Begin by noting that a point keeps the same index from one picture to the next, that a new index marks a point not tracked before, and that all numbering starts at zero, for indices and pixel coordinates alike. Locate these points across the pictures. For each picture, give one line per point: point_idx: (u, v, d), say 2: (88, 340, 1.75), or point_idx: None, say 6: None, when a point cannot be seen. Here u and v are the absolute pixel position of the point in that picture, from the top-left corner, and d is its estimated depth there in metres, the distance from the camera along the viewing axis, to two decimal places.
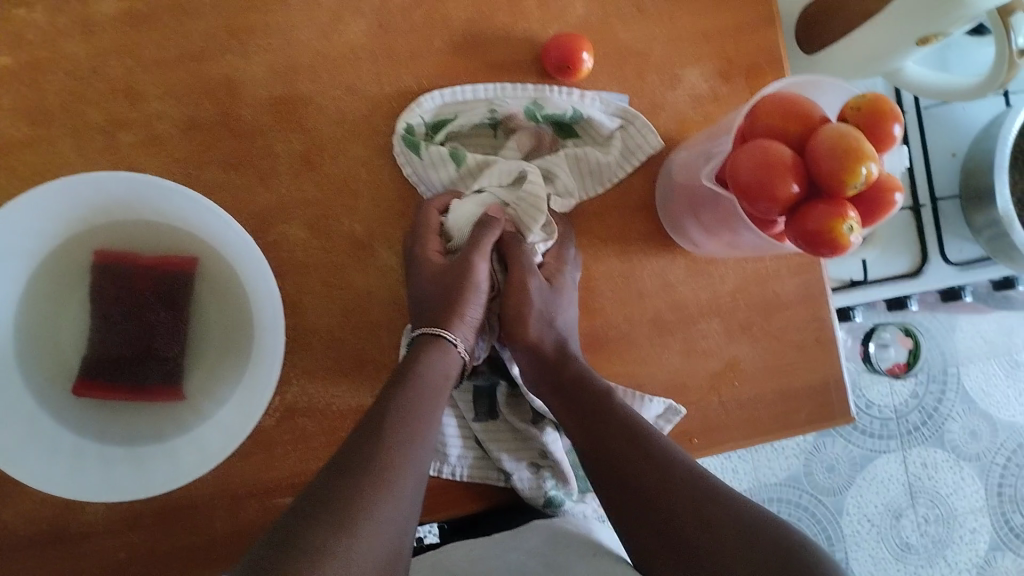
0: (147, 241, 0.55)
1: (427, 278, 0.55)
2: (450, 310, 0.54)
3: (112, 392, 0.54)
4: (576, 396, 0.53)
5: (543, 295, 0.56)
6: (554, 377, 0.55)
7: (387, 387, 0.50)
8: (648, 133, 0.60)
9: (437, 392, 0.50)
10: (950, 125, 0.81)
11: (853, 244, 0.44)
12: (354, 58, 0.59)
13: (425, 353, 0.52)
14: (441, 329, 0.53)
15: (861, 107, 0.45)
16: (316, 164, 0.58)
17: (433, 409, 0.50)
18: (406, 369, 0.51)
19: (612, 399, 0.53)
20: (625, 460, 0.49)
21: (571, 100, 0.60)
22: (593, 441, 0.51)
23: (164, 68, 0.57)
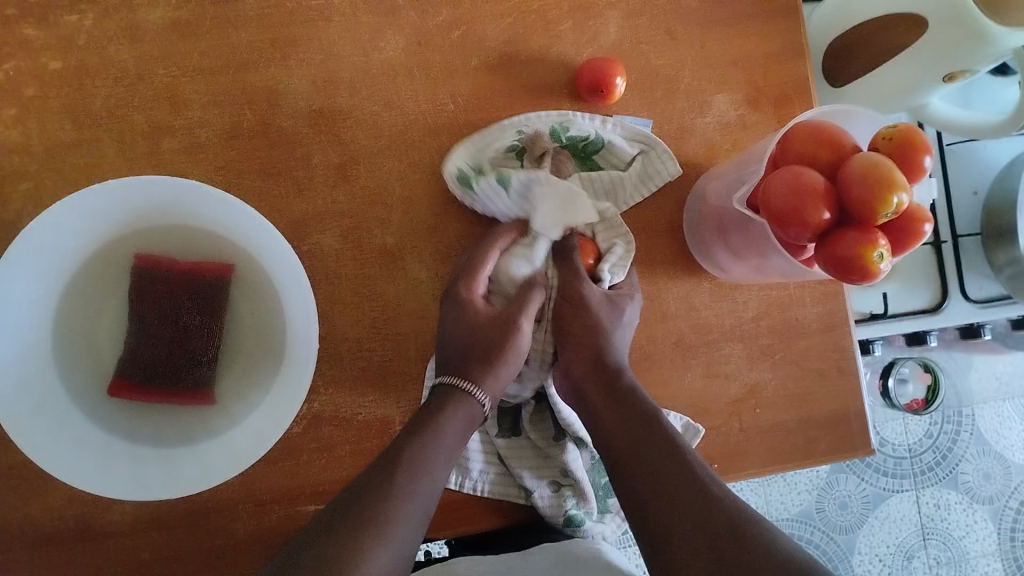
0: (185, 246, 0.57)
1: (457, 330, 0.55)
2: (478, 365, 0.54)
3: (144, 393, 0.55)
4: (623, 408, 0.53)
5: (603, 307, 0.56)
6: (607, 386, 0.55)
7: (403, 436, 0.51)
8: (667, 159, 0.60)
9: (449, 449, 0.51)
10: (972, 163, 0.81)
11: (883, 272, 0.44)
12: (392, 74, 0.60)
13: (443, 406, 0.53)
14: (464, 380, 0.54)
15: (893, 138, 0.46)
16: (352, 176, 0.59)
17: (442, 462, 0.50)
18: (423, 421, 0.51)
19: (660, 420, 0.52)
20: (659, 474, 0.49)
21: (594, 126, 0.60)
22: (633, 454, 0.51)
23: (208, 77, 0.59)
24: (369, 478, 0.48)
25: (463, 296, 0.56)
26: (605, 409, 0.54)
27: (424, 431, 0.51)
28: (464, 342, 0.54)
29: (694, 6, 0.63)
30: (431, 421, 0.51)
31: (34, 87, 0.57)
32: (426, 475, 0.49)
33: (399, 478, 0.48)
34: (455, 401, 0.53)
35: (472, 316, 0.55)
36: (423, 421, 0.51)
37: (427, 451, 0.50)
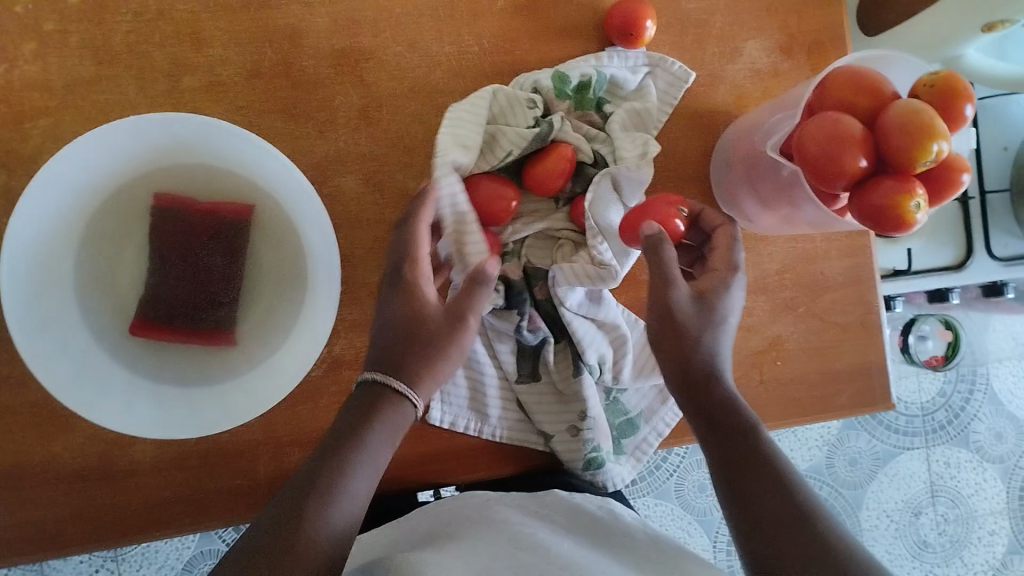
0: (204, 184, 0.56)
1: (393, 312, 0.52)
2: (415, 362, 0.51)
3: (165, 333, 0.55)
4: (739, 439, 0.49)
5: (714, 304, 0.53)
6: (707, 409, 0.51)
7: (327, 449, 0.47)
8: (675, 68, 0.59)
9: (364, 473, 0.47)
10: (1005, 117, 0.79)
11: (919, 222, 0.44)
12: (417, 14, 0.59)
13: (370, 422, 0.49)
14: (405, 389, 0.50)
15: (935, 84, 0.44)
16: (374, 118, 0.58)
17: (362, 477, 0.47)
18: (345, 433, 0.48)
19: (738, 406, 0.51)
20: (738, 462, 0.48)
21: (593, 64, 0.59)
22: (719, 447, 0.49)
23: (230, 13, 0.57)
24: (284, 504, 0.44)
25: (408, 280, 0.52)
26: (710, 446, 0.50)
27: (342, 449, 0.47)
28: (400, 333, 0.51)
29: None
30: (351, 445, 0.47)
31: (52, 21, 0.56)
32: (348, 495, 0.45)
33: (322, 507, 0.44)
34: (390, 405, 0.50)
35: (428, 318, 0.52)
36: (346, 430, 0.48)
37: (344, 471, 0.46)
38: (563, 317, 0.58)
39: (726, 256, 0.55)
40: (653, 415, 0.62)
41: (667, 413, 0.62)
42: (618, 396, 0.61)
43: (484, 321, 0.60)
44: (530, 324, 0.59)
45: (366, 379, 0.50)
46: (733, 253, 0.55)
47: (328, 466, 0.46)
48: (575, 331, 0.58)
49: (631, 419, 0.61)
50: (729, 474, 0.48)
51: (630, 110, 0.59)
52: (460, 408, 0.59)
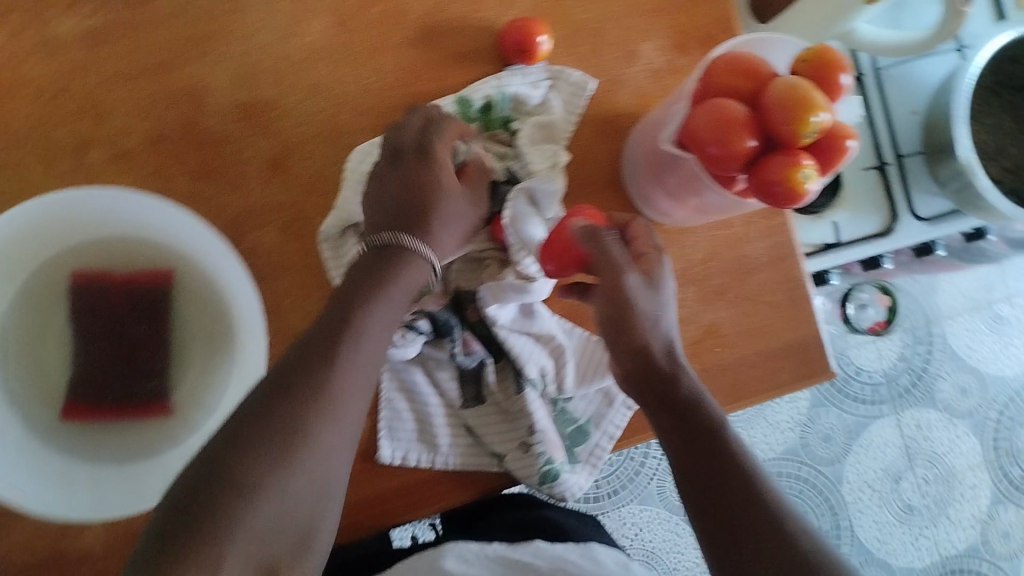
0: (121, 258, 0.56)
1: (391, 180, 0.53)
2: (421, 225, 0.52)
3: (99, 412, 0.54)
4: (692, 429, 0.49)
5: (643, 290, 0.50)
6: (666, 398, 0.50)
7: (344, 292, 0.48)
8: (575, 76, 0.61)
9: (359, 392, 0.45)
10: (911, 81, 0.81)
11: (813, 192, 0.44)
12: (314, 59, 0.60)
13: (384, 279, 0.49)
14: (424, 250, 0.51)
15: (808, 59, 0.46)
16: (286, 166, 0.59)
17: (362, 349, 0.46)
18: (358, 281, 0.48)
19: (701, 403, 0.50)
20: (710, 470, 0.47)
21: (493, 83, 0.60)
22: (688, 448, 0.48)
23: (128, 83, 0.58)
24: (266, 389, 0.43)
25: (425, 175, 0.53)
26: (670, 435, 0.49)
27: (344, 335, 0.46)
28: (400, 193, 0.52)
29: None
30: (354, 322, 0.47)
31: None
32: (345, 378, 0.44)
33: (309, 420, 0.42)
34: (408, 265, 0.50)
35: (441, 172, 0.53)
36: (363, 281, 0.48)
37: (341, 369, 0.45)
38: (497, 334, 0.59)
39: (647, 239, 0.53)
40: (603, 419, 0.61)
41: (616, 415, 0.61)
42: (566, 406, 0.61)
43: (420, 351, 0.60)
44: (465, 347, 0.60)
45: (386, 241, 0.51)
46: (655, 238, 0.53)
47: (319, 359, 0.44)
48: (512, 347, 0.59)
49: (581, 426, 0.61)
50: (702, 487, 0.47)
51: (535, 123, 0.60)
52: (409, 442, 0.59)
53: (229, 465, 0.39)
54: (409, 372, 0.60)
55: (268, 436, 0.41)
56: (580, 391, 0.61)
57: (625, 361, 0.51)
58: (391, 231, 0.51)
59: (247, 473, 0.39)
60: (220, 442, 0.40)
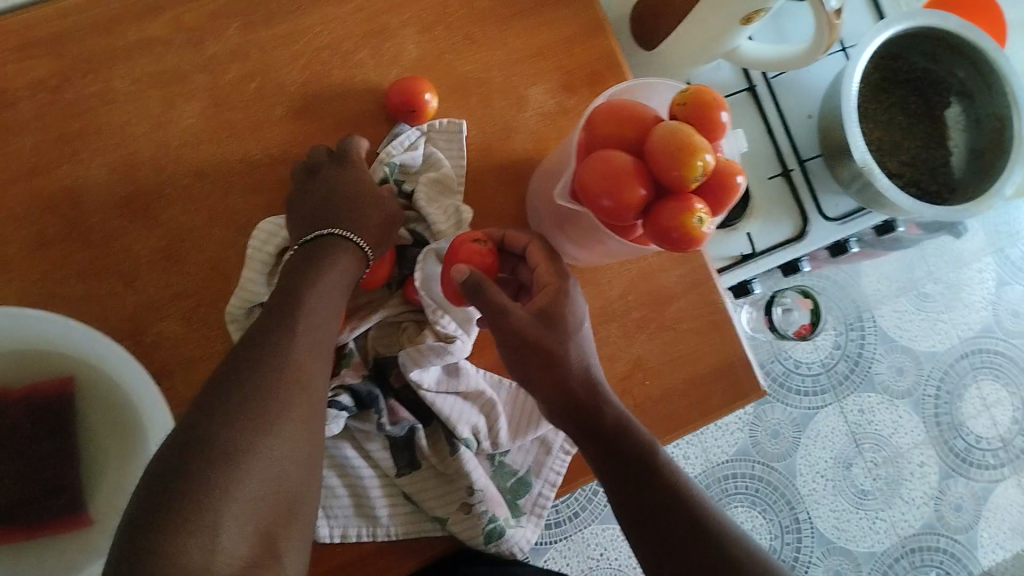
0: (15, 373, 0.53)
1: (313, 195, 0.55)
2: (348, 219, 0.54)
3: (11, 535, 0.51)
4: (621, 443, 0.49)
5: (579, 309, 0.53)
6: (589, 424, 0.50)
7: (288, 271, 0.51)
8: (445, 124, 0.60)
9: (314, 363, 0.47)
10: (803, 88, 0.82)
11: (708, 234, 0.45)
12: (198, 140, 0.58)
13: (322, 262, 0.52)
14: (349, 234, 0.53)
15: (687, 102, 0.46)
16: (180, 255, 0.56)
17: (317, 338, 0.48)
18: (306, 260, 0.52)
19: (628, 426, 0.50)
20: (643, 491, 0.48)
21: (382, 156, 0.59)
22: (622, 473, 0.48)
23: (1, 192, 0.55)
24: (225, 375, 0.44)
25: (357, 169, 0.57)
26: (593, 454, 0.50)
27: (294, 320, 0.48)
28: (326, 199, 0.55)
29: (486, 5, 0.62)
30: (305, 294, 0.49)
31: None
32: (304, 368, 0.46)
33: (272, 386, 0.44)
34: (340, 252, 0.53)
35: (360, 173, 0.57)
36: (309, 263, 0.52)
37: (296, 350, 0.46)
38: (425, 399, 0.57)
39: (549, 264, 0.53)
40: (542, 467, 0.61)
41: (555, 462, 0.61)
42: (504, 459, 0.61)
43: (347, 425, 0.58)
44: (392, 416, 0.58)
45: (317, 235, 0.53)
46: (557, 265, 0.53)
47: (275, 336, 0.46)
48: (439, 408, 0.57)
49: (521, 477, 0.60)
50: (639, 508, 0.47)
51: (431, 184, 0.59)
52: (347, 518, 0.57)
53: (211, 434, 0.41)
54: (339, 447, 0.58)
55: (237, 414, 0.42)
56: (517, 443, 0.60)
57: (545, 394, 0.52)
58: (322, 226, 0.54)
59: (228, 448, 0.40)
60: (191, 428, 0.41)
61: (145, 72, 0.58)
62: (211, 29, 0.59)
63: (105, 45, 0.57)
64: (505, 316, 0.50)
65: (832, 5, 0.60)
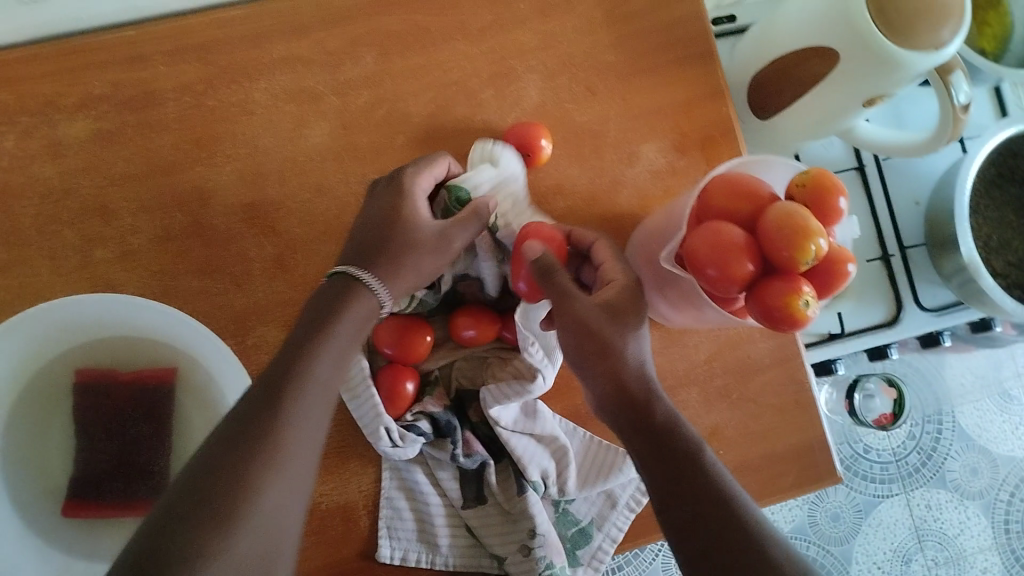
0: (126, 358, 0.57)
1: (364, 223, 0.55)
2: (374, 252, 0.54)
3: (96, 509, 0.54)
4: (665, 450, 0.47)
5: (636, 322, 0.52)
6: (639, 424, 0.48)
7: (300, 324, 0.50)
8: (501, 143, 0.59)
9: (312, 425, 0.46)
10: (913, 174, 0.81)
11: (811, 318, 0.44)
12: (320, 160, 0.61)
13: (334, 313, 0.50)
14: (361, 270, 0.53)
15: (806, 184, 0.46)
16: (291, 265, 0.59)
17: (321, 393, 0.47)
18: (320, 312, 0.50)
19: (676, 426, 0.48)
20: (682, 491, 0.45)
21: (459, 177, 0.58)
22: (663, 471, 0.47)
23: (136, 184, 0.59)
24: (222, 433, 0.44)
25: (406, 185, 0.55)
26: (642, 454, 0.48)
27: (302, 370, 0.47)
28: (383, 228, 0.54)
29: (611, 60, 0.64)
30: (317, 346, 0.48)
31: None
32: (302, 427, 0.45)
33: (262, 453, 0.43)
34: (354, 295, 0.51)
35: (400, 206, 0.55)
36: (321, 319, 0.50)
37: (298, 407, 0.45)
38: (500, 435, 0.58)
39: (617, 267, 0.54)
40: (606, 521, 0.60)
41: (619, 517, 0.60)
42: (568, 507, 0.61)
43: (422, 450, 0.59)
44: (465, 447, 0.58)
45: (337, 272, 0.53)
46: (622, 266, 0.54)
47: (282, 382, 0.46)
48: (513, 448, 0.58)
49: (584, 528, 0.60)
50: (676, 508, 0.45)
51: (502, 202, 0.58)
52: (410, 542, 0.58)
53: (205, 495, 0.40)
54: (411, 472, 0.59)
55: (226, 479, 0.41)
56: (584, 494, 0.60)
57: (597, 386, 0.50)
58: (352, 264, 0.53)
59: (203, 530, 0.39)
60: (185, 491, 0.41)
61: (282, 89, 0.61)
62: (348, 55, 0.61)
63: (250, 59, 0.60)
64: (567, 302, 0.50)
65: (960, 100, 0.61)
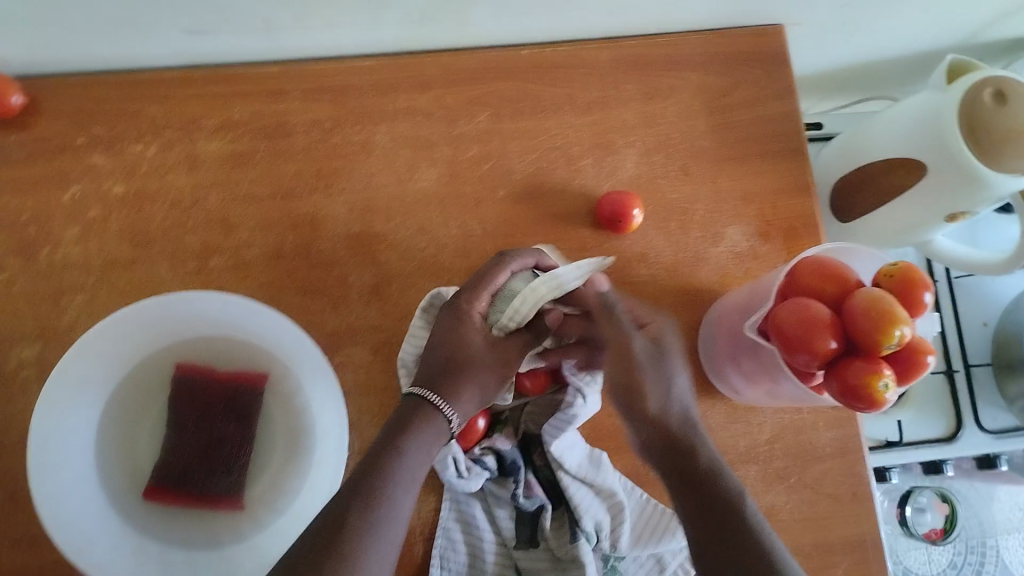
0: (224, 359, 0.60)
1: (435, 337, 0.56)
2: (447, 376, 0.54)
3: (177, 498, 0.57)
4: (709, 498, 0.48)
5: (677, 370, 0.54)
6: (682, 470, 0.50)
7: (368, 453, 0.50)
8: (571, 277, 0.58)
9: (385, 561, 0.46)
10: (982, 294, 0.83)
11: (889, 400, 0.46)
12: (425, 203, 0.65)
13: (403, 433, 0.51)
14: (428, 392, 0.53)
15: (894, 275, 0.49)
16: (385, 295, 0.63)
17: (397, 518, 0.48)
18: (384, 442, 0.50)
19: (720, 474, 0.50)
20: (730, 552, 0.47)
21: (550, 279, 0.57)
22: (708, 527, 0.48)
23: (258, 203, 0.64)
24: (303, 559, 0.44)
25: (463, 309, 0.56)
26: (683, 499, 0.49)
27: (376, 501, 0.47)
28: (446, 350, 0.55)
29: (706, 146, 0.68)
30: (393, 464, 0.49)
31: (96, 208, 0.62)
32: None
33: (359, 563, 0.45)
34: (422, 415, 0.52)
35: (461, 325, 0.56)
36: (386, 447, 0.50)
37: (375, 536, 0.46)
38: (561, 479, 0.60)
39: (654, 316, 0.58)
40: None
41: None
42: (617, 565, 0.60)
43: (484, 486, 0.61)
44: (528, 489, 0.60)
45: (408, 391, 0.54)
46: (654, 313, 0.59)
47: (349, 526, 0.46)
48: (570, 494, 0.60)
49: None
50: (719, 565, 0.47)
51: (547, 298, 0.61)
52: (458, 574, 0.59)
53: None
54: (469, 505, 0.61)
55: None
56: (634, 552, 0.61)
57: (647, 434, 0.52)
58: (422, 385, 0.54)
59: None
60: None
61: (401, 135, 0.66)
62: (465, 111, 0.67)
63: (376, 105, 0.66)
64: (623, 340, 0.54)
65: None
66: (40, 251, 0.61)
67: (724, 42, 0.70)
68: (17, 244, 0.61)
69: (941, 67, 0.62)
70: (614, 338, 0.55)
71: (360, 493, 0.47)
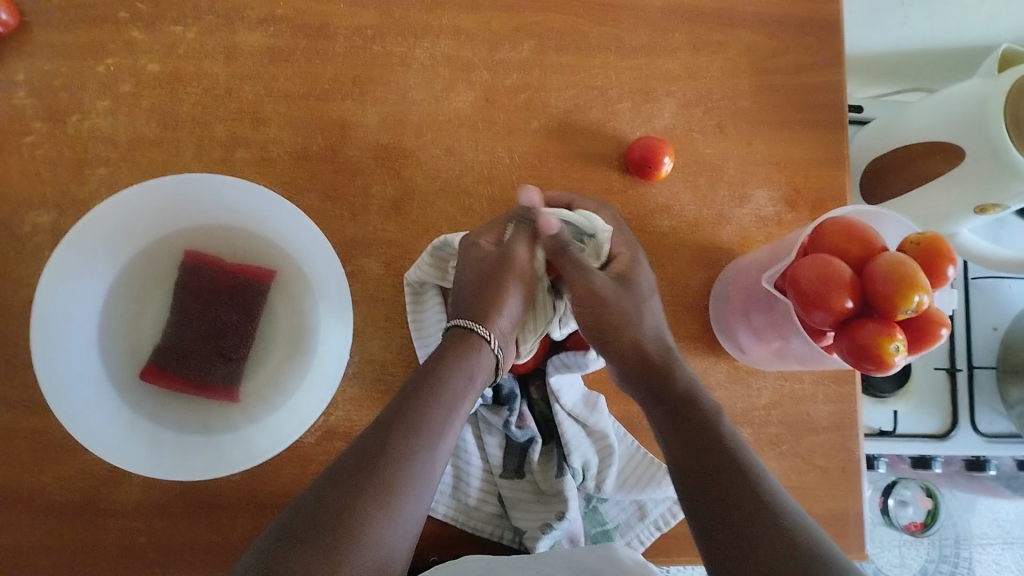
0: (235, 250, 0.61)
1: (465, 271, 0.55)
2: (482, 305, 0.53)
3: (173, 380, 0.57)
4: (680, 415, 0.49)
5: (647, 293, 0.56)
6: (659, 392, 0.51)
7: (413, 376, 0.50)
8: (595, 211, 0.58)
9: (437, 461, 0.46)
10: (996, 299, 0.83)
11: (898, 364, 0.46)
12: (457, 123, 0.64)
13: (444, 360, 0.50)
14: (474, 322, 0.52)
15: (920, 243, 0.49)
16: (405, 210, 0.63)
17: (434, 473, 0.46)
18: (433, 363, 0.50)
19: (696, 395, 0.51)
20: (702, 451, 0.47)
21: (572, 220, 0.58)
22: (675, 430, 0.49)
23: (290, 100, 0.63)
24: (357, 456, 0.44)
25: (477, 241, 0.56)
26: (661, 421, 0.50)
27: (414, 436, 0.46)
28: (479, 279, 0.54)
29: (745, 107, 0.67)
30: (418, 418, 0.47)
31: (129, 84, 0.62)
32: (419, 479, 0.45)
33: (354, 551, 0.40)
34: (469, 347, 0.51)
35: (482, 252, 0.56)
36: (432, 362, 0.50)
37: (413, 466, 0.45)
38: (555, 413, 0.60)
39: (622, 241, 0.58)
40: (630, 530, 0.61)
41: (643, 531, 0.61)
42: (597, 506, 0.61)
43: (477, 411, 0.61)
44: (520, 420, 0.60)
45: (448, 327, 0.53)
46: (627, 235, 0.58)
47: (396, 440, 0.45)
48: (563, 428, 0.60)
49: (607, 529, 0.61)
50: (686, 458, 0.47)
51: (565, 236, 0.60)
52: (442, 494, 0.59)
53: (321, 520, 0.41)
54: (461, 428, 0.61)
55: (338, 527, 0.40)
56: (618, 496, 0.61)
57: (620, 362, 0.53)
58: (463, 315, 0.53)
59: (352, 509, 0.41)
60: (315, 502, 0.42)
61: (441, 53, 0.65)
62: (510, 38, 0.66)
63: (420, 20, 0.65)
64: (584, 282, 0.53)
65: None
66: (68, 117, 0.61)
67: (777, 5, 0.69)
68: (47, 109, 0.61)
69: (994, 53, 0.61)
70: (571, 272, 0.54)
71: (403, 424, 0.46)
